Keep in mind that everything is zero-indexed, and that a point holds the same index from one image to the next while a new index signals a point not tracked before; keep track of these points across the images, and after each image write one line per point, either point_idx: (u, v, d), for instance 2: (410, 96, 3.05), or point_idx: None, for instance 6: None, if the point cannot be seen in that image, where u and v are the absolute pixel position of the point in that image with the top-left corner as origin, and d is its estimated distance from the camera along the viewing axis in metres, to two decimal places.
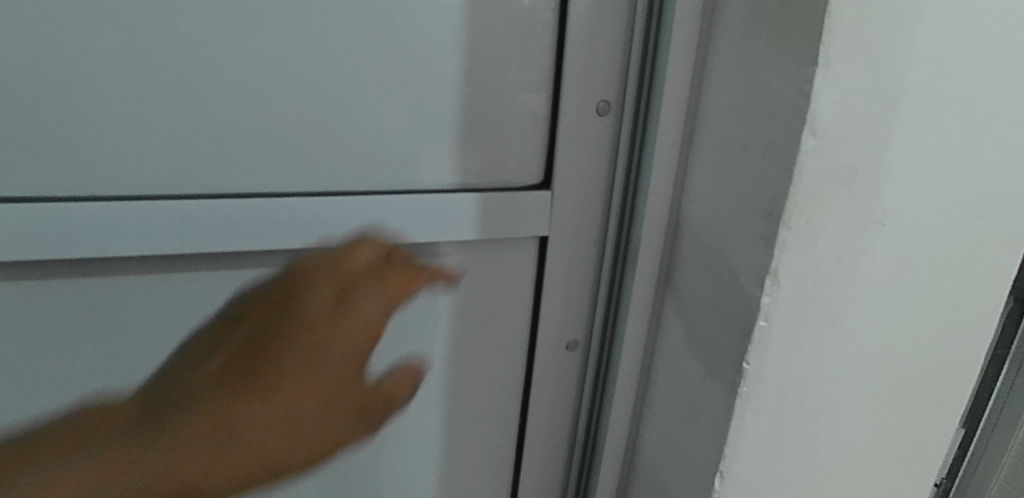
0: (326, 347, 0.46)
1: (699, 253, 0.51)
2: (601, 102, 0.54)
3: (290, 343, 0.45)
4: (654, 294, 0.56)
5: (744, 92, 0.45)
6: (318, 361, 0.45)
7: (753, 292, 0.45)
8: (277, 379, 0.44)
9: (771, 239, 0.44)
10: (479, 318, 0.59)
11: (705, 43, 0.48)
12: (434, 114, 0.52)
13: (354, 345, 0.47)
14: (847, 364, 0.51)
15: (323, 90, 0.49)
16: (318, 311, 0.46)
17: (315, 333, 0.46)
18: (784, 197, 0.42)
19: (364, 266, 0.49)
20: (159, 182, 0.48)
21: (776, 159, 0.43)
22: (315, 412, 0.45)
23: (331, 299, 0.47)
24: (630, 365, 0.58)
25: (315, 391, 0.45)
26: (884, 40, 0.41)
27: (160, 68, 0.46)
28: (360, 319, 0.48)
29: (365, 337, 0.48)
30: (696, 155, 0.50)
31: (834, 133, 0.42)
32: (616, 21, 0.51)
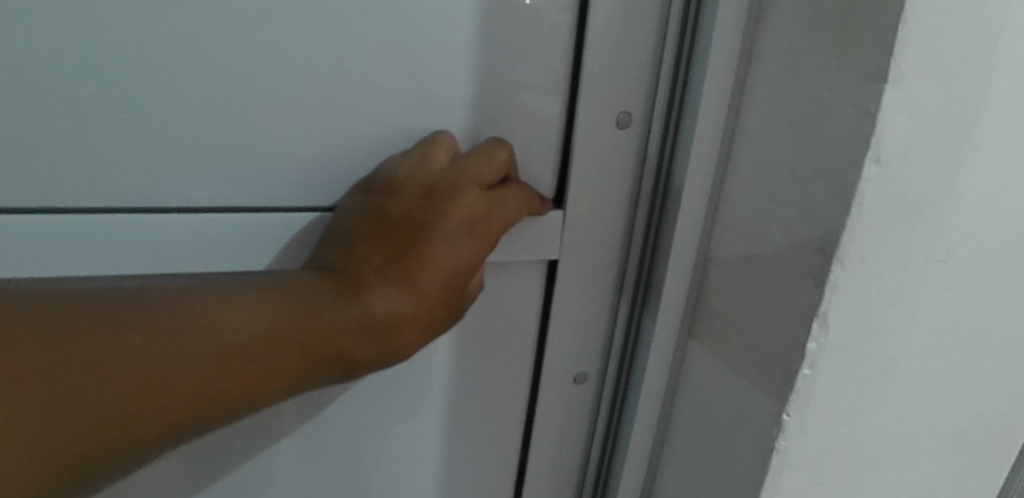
0: (436, 229, 0.41)
1: (733, 286, 0.45)
2: (624, 113, 0.48)
3: (409, 240, 0.41)
4: (679, 327, 0.50)
5: (795, 108, 0.39)
6: (427, 254, 0.41)
7: (797, 335, 0.40)
8: (376, 279, 0.40)
9: (822, 279, 0.38)
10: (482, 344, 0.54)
11: (748, 50, 0.43)
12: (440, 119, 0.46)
13: (485, 239, 0.43)
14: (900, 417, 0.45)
15: (317, 90, 0.42)
16: (441, 225, 0.41)
17: (435, 236, 0.41)
18: (839, 232, 0.37)
19: (499, 173, 0.44)
20: (133, 190, 0.42)
21: (832, 188, 0.37)
22: (423, 317, 0.41)
23: (467, 216, 0.42)
24: (650, 403, 0.53)
25: (419, 293, 0.40)
26: (964, 53, 0.35)
27: (132, 64, 0.39)
28: (484, 203, 0.43)
29: (496, 233, 0.43)
30: (733, 174, 0.45)
31: (900, 160, 0.36)
32: (648, 23, 0.46)
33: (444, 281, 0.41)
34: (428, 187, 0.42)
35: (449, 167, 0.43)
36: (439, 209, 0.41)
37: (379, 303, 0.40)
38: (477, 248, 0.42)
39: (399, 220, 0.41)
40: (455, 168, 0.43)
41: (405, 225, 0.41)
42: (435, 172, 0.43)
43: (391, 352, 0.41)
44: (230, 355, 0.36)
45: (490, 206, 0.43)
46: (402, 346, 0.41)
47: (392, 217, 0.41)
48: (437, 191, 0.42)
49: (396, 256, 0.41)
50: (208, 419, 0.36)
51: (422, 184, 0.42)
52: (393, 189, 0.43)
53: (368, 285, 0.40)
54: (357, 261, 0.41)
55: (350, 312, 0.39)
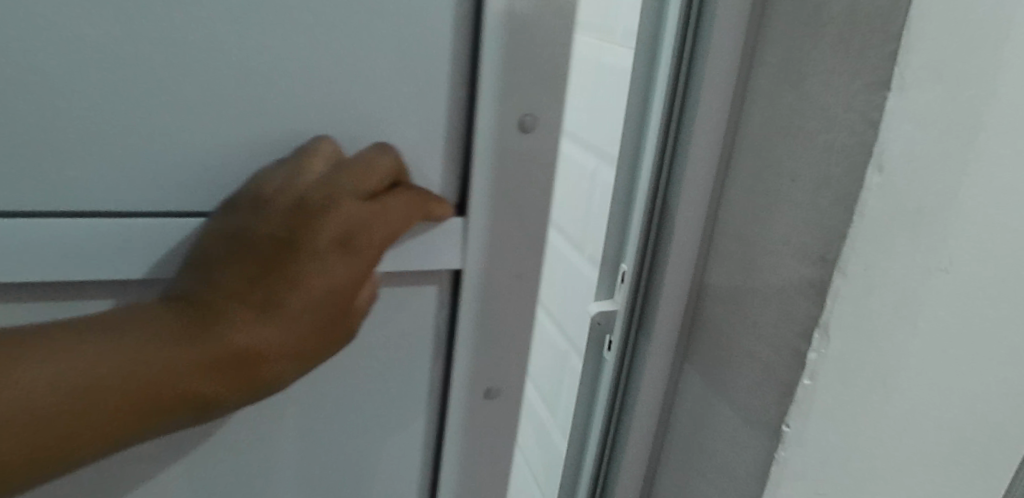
0: (299, 242, 0.27)
1: (733, 294, 0.45)
2: (527, 116, 0.30)
3: (255, 271, 0.27)
4: (677, 336, 0.50)
5: (797, 115, 0.39)
6: (281, 287, 0.27)
7: (799, 347, 0.40)
8: (204, 322, 0.26)
9: (824, 288, 0.38)
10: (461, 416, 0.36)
11: (749, 56, 0.42)
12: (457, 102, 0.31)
13: (363, 263, 0.28)
14: (902, 432, 0.45)
15: (322, 60, 0.27)
16: (300, 247, 0.27)
17: (292, 262, 0.27)
18: (841, 241, 0.37)
19: (373, 184, 0.28)
20: (101, 201, 0.27)
21: (835, 197, 0.37)
22: (291, 350, 0.27)
23: (340, 224, 0.27)
24: (647, 412, 0.52)
25: (282, 320, 0.27)
26: (971, 59, 0.34)
27: (130, 42, 0.25)
28: (365, 210, 0.28)
29: (378, 247, 0.28)
30: (731, 182, 0.45)
31: (904, 168, 0.35)
32: None
33: (313, 306, 0.27)
34: (277, 202, 0.27)
35: (307, 171, 0.27)
36: (301, 215, 0.27)
37: (226, 337, 0.26)
38: (357, 265, 0.28)
39: (240, 246, 0.27)
40: (320, 172, 0.27)
41: (256, 248, 0.27)
42: (290, 176, 0.27)
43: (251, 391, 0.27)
44: (6, 425, 0.23)
45: (374, 213, 0.28)
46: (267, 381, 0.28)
47: (226, 244, 0.27)
48: (294, 204, 0.27)
49: (235, 292, 0.27)
50: (20, 493, 0.25)
51: (264, 199, 0.27)
52: (224, 209, 0.28)
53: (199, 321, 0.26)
54: (174, 305, 0.27)
55: (175, 359, 0.26)
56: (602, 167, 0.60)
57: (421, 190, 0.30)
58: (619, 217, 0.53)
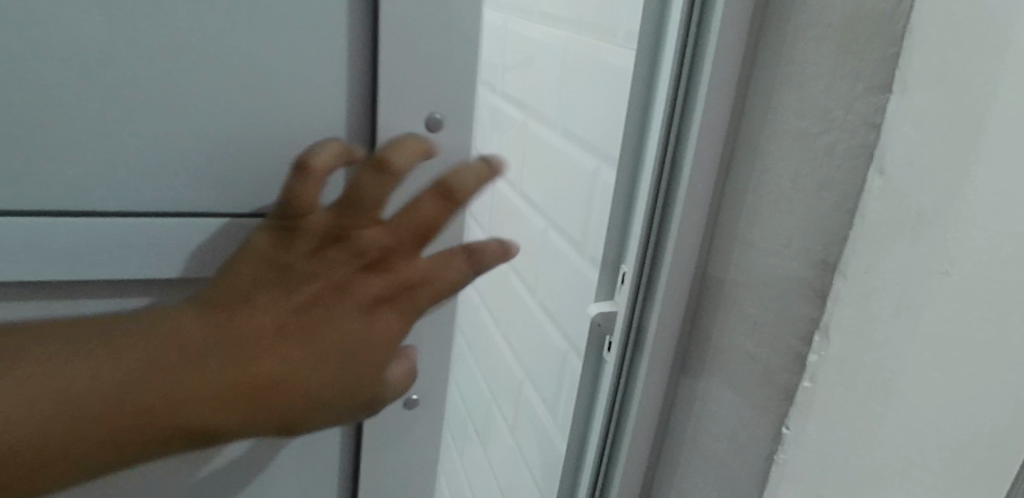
0: (359, 293, 0.36)
1: (735, 298, 0.45)
2: (432, 115, 0.37)
3: (321, 301, 0.35)
4: (678, 339, 0.50)
5: (800, 117, 0.39)
6: (338, 322, 0.35)
7: (801, 350, 0.41)
8: (274, 334, 0.34)
9: (825, 290, 0.39)
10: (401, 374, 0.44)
11: (752, 59, 0.42)
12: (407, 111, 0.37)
13: (405, 314, 0.37)
14: (933, 467, 0.35)
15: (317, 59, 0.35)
16: (361, 296, 0.36)
17: (351, 303, 0.35)
18: (842, 243, 0.38)
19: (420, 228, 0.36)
20: (100, 194, 0.34)
21: (834, 200, 0.38)
22: (331, 390, 0.35)
23: (393, 285, 0.36)
24: (646, 415, 0.52)
25: (331, 361, 0.35)
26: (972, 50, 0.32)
27: (119, 61, 0.32)
28: (423, 269, 0.37)
29: (416, 312, 0.37)
30: (734, 185, 0.44)
31: (903, 170, 0.35)
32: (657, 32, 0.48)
33: (356, 355, 0.35)
34: (354, 251, 0.35)
35: (397, 222, 0.35)
36: (366, 270, 0.36)
37: (284, 366, 0.34)
38: (395, 325, 0.37)
39: (314, 278, 0.35)
40: (404, 218, 0.35)
41: (322, 296, 0.35)
42: (382, 231, 0.35)
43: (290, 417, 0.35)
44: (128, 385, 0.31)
45: (428, 275, 0.37)
46: (306, 412, 0.35)
47: (306, 271, 0.35)
48: (367, 254, 0.35)
49: (306, 312, 0.35)
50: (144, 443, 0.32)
51: (348, 240, 0.35)
52: (309, 234, 0.34)
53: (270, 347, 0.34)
54: (253, 311, 0.34)
55: (256, 367, 0.33)
56: (604, 167, 0.60)
57: (479, 244, 0.38)
58: (620, 218, 0.53)
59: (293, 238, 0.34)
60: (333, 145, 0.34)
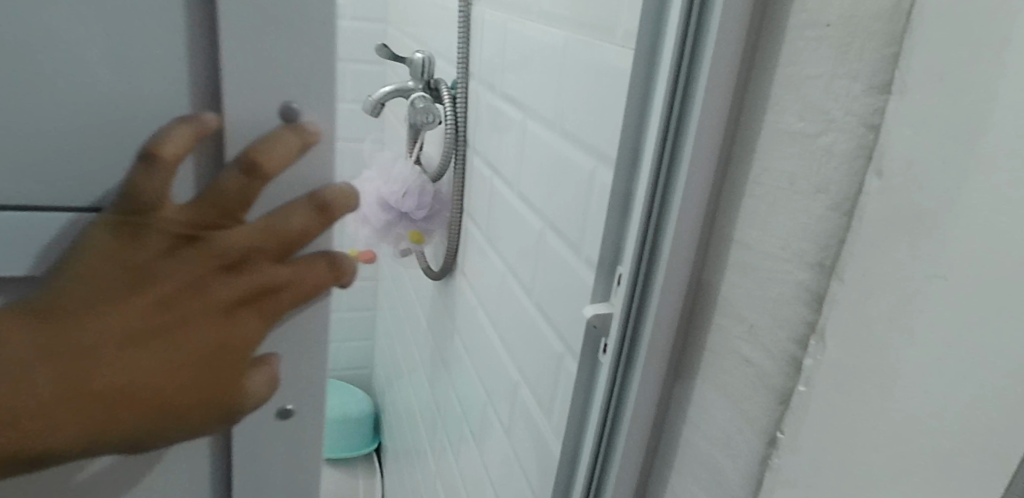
0: (212, 292, 0.35)
1: (732, 301, 0.44)
2: (286, 105, 0.35)
3: (169, 303, 0.34)
4: (674, 342, 0.49)
5: (797, 117, 0.39)
6: (187, 324, 0.34)
7: (795, 354, 0.41)
8: (117, 340, 0.33)
9: (821, 292, 0.39)
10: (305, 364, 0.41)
11: (750, 59, 0.42)
12: (314, 101, 0.35)
13: (275, 310, 0.37)
14: (927, 477, 0.33)
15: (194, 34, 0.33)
16: (217, 297, 0.35)
17: (205, 304, 0.35)
18: (838, 245, 0.38)
19: (290, 237, 0.36)
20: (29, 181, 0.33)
21: (831, 201, 0.38)
22: (197, 391, 0.35)
23: (255, 283, 0.36)
24: (640, 419, 0.51)
25: (195, 361, 0.35)
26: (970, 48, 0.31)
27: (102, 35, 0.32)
28: (286, 274, 0.37)
29: (284, 308, 0.38)
30: (732, 187, 0.44)
31: (902, 172, 0.34)
32: (657, 31, 0.47)
33: (225, 351, 0.36)
34: (208, 253, 0.35)
35: (261, 222, 0.36)
36: (224, 268, 0.35)
37: (140, 367, 0.33)
38: (263, 320, 0.37)
39: (162, 279, 0.34)
40: (269, 222, 0.36)
41: (173, 298, 0.34)
42: (244, 233, 0.35)
43: (153, 422, 0.34)
44: None
45: (291, 278, 0.37)
46: (170, 410, 0.34)
47: (150, 273, 0.34)
48: (224, 255, 0.35)
49: (151, 315, 0.34)
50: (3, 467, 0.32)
51: (204, 240, 0.35)
52: (153, 231, 0.34)
53: (122, 352, 0.33)
54: (96, 318, 0.32)
55: (109, 373, 0.32)
56: (602, 168, 0.59)
57: (342, 258, 0.39)
58: (617, 217, 0.53)
59: (143, 236, 0.33)
60: (210, 124, 0.33)
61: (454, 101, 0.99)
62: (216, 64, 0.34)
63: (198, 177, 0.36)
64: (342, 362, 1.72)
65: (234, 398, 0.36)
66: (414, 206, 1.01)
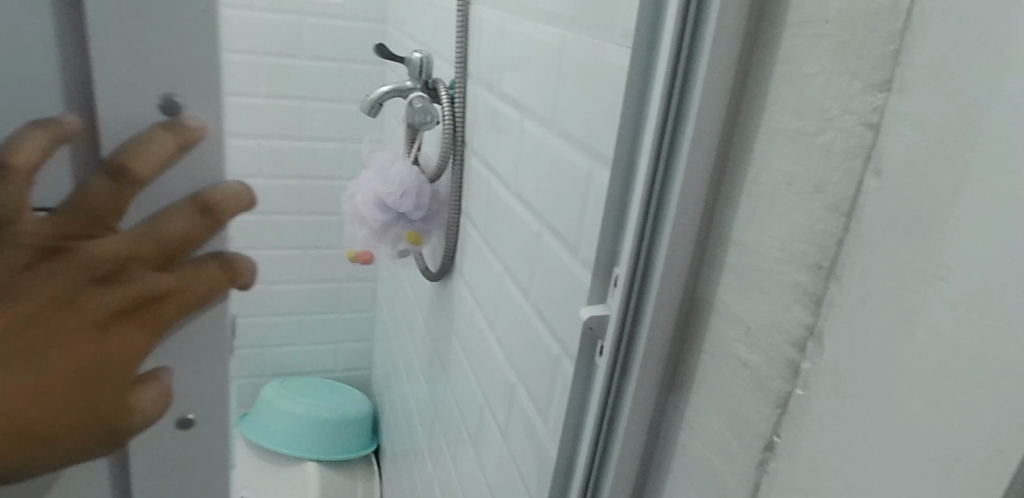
0: (85, 305, 0.36)
1: (730, 303, 0.44)
2: (166, 99, 0.36)
3: (35, 321, 0.35)
4: (670, 345, 0.49)
5: (795, 116, 0.39)
6: (58, 340, 0.35)
7: (792, 357, 0.40)
8: None
9: (819, 294, 0.38)
10: (206, 368, 0.43)
11: (749, 58, 0.42)
12: (196, 94, 0.36)
13: (161, 316, 0.39)
14: (926, 484, 0.33)
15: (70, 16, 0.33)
16: (92, 310, 0.36)
17: (79, 319, 0.36)
18: (837, 246, 0.37)
19: (173, 240, 0.38)
20: None
21: (829, 202, 0.37)
22: (73, 404, 0.36)
23: (137, 291, 0.37)
24: (637, 422, 0.51)
25: (69, 375, 0.36)
26: (970, 46, 0.30)
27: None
28: (171, 281, 0.38)
29: (169, 313, 0.39)
30: (730, 187, 0.44)
31: (901, 173, 0.34)
32: (655, 29, 0.47)
33: (102, 363, 0.37)
34: (79, 265, 0.35)
35: (140, 227, 0.37)
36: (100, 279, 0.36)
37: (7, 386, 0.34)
38: (145, 329, 0.38)
39: (25, 296, 0.34)
40: (149, 227, 0.37)
41: (43, 313, 0.35)
42: (119, 240, 0.36)
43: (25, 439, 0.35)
44: None
45: (176, 285, 0.38)
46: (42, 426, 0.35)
47: (14, 290, 0.34)
48: (96, 269, 0.36)
49: (16, 333, 0.34)
50: None
51: (71, 252, 0.35)
52: (18, 242, 0.34)
53: None
54: None
55: None
56: (599, 168, 0.58)
57: (235, 259, 0.41)
58: (614, 218, 0.52)
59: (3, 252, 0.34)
60: (68, 126, 0.33)
61: (453, 101, 0.98)
62: (86, 55, 0.34)
63: (70, 182, 0.36)
64: (341, 363, 1.72)
65: (121, 413, 0.38)
66: (411, 207, 1.00)
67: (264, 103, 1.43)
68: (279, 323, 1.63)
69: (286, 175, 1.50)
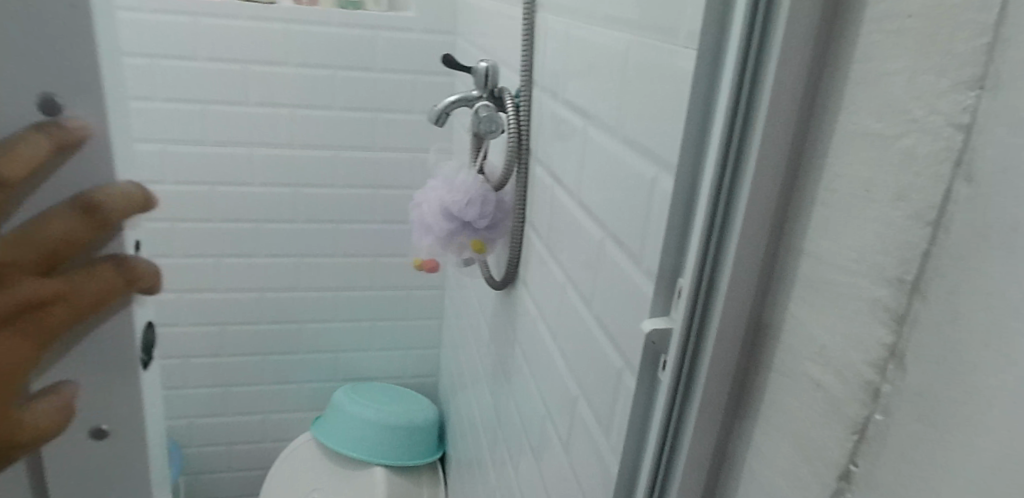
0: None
1: (803, 318, 0.41)
2: (48, 102, 0.42)
3: None
4: (738, 361, 0.46)
5: (875, 119, 0.36)
6: None
7: (870, 379, 0.37)
8: None
9: (902, 311, 0.35)
10: (114, 379, 0.51)
11: (825, 57, 0.39)
12: (76, 100, 0.42)
13: (55, 316, 0.43)
14: None
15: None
16: None
17: None
18: (921, 258, 0.34)
19: (54, 242, 0.42)
20: None
21: (912, 210, 0.34)
22: None
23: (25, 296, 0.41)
24: (701, 442, 0.48)
25: None
26: None
27: None
28: (50, 287, 0.42)
29: (53, 317, 0.43)
30: (803, 195, 0.41)
31: (994, 178, 0.30)
32: (722, 31, 0.45)
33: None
34: None
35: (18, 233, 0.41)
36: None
37: None
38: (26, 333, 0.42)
39: None
40: (32, 229, 0.41)
41: None
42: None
43: None
44: None
45: (61, 289, 0.43)
46: None
47: None
48: None
49: None
50: None
51: None
52: None
53: None
54: None
55: None
56: (663, 175, 0.56)
57: (131, 263, 0.46)
58: (678, 228, 0.50)
59: None
60: None
61: (517, 109, 0.98)
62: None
63: None
64: (410, 369, 1.74)
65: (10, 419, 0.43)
66: (476, 215, 1.00)
67: (339, 115, 1.48)
68: (350, 329, 1.67)
69: (359, 185, 1.54)
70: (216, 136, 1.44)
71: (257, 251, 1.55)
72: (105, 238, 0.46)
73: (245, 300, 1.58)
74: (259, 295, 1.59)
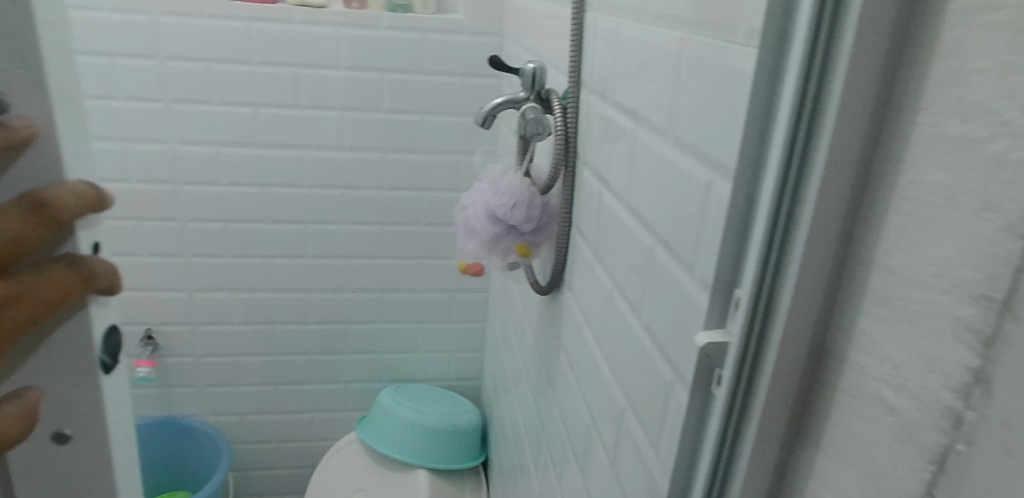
0: None
1: (874, 336, 0.38)
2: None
3: None
4: (801, 379, 0.43)
5: (960, 121, 0.33)
6: None
7: (952, 404, 0.34)
8: None
9: (988, 332, 0.32)
10: (75, 381, 0.52)
11: (902, 54, 0.36)
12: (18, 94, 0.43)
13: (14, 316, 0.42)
14: None
15: None
16: None
17: None
18: (1012, 274, 0.31)
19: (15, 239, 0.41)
20: None
21: (1001, 221, 0.31)
22: None
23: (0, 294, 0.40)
24: (760, 463, 0.45)
25: None
26: None
27: None
28: (14, 288, 0.41)
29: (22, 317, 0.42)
30: (875, 203, 0.38)
31: None
32: (786, 27, 0.42)
33: None
34: None
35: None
36: None
37: None
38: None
39: None
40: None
41: None
42: None
43: None
44: None
45: (19, 289, 0.42)
46: None
47: None
48: None
49: None
50: None
51: None
52: None
53: None
54: None
55: None
56: (719, 180, 0.54)
57: (91, 263, 0.47)
58: (736, 236, 0.47)
59: None
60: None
61: (565, 111, 0.96)
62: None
63: None
64: (454, 371, 1.74)
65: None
66: (522, 219, 0.99)
67: (386, 117, 1.48)
68: (394, 331, 1.68)
69: (405, 187, 1.54)
70: (267, 139, 1.46)
71: (304, 252, 1.57)
72: (59, 242, 0.47)
73: (293, 300, 1.61)
74: (307, 295, 1.61)
